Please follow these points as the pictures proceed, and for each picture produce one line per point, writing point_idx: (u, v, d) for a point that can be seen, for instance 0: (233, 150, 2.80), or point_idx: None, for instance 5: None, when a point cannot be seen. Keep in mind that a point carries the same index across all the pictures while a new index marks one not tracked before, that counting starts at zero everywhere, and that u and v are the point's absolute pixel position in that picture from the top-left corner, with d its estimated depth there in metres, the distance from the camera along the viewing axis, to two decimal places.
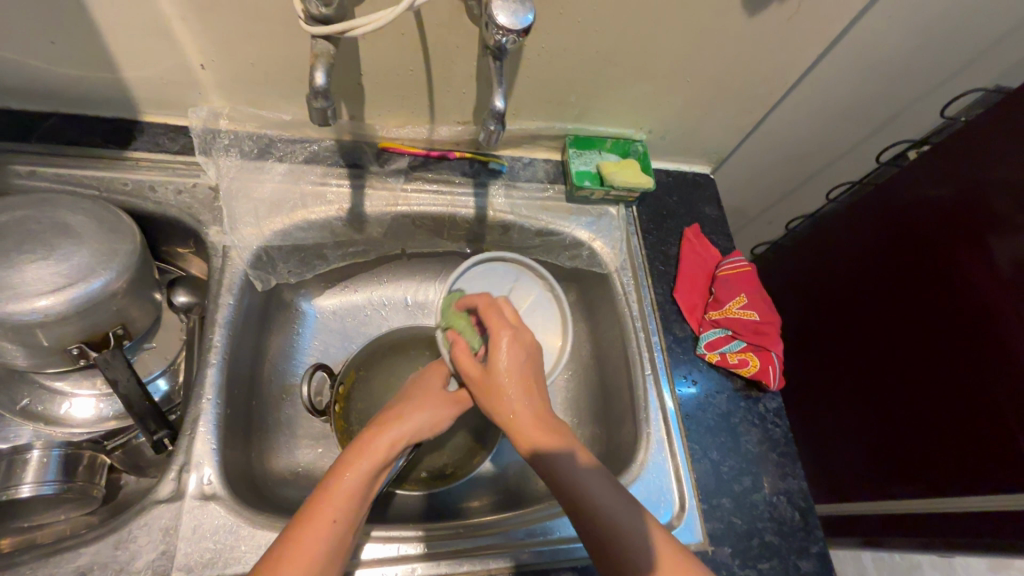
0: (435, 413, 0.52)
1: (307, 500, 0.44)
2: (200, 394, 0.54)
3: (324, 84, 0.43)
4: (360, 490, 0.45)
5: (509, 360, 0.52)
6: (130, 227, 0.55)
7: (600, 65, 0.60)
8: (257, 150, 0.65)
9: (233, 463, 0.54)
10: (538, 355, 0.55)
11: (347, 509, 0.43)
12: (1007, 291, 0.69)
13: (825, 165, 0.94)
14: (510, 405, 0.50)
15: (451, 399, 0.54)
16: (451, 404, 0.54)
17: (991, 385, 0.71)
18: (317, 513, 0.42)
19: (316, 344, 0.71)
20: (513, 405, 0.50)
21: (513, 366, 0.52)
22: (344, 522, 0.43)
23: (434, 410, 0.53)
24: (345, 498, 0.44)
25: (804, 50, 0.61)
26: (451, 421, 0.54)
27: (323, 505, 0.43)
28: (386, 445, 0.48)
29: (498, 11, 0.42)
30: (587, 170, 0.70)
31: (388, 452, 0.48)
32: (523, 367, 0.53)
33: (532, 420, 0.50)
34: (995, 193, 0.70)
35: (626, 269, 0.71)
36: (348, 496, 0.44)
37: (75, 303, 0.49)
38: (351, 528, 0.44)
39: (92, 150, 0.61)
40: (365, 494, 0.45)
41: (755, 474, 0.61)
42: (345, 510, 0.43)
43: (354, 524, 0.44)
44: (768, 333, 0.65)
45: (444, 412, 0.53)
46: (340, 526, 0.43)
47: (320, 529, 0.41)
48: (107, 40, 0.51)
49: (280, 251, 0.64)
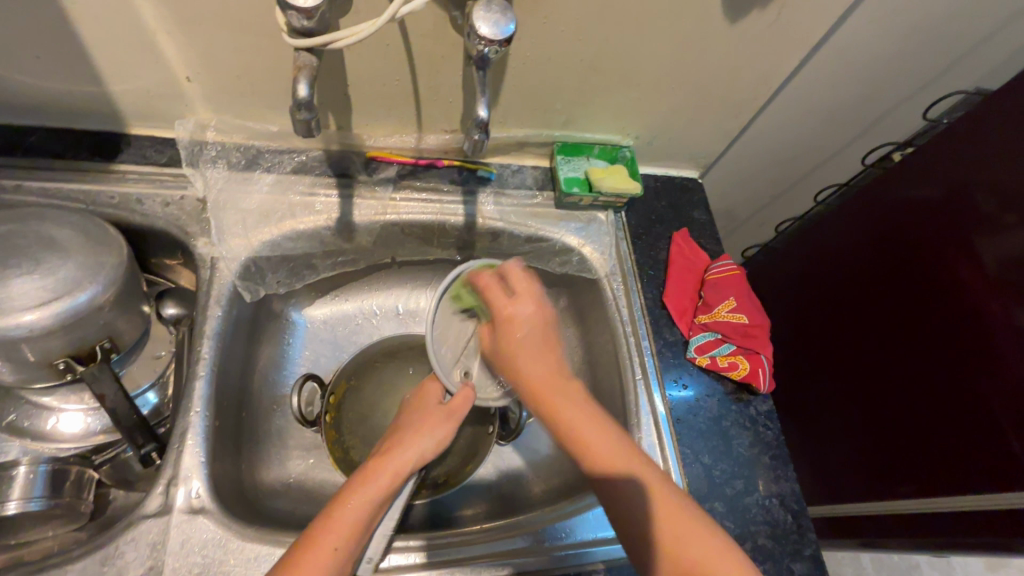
0: (434, 435, 0.52)
1: (306, 530, 0.44)
2: (189, 407, 0.53)
3: (307, 95, 0.43)
4: (359, 521, 0.44)
5: (517, 332, 0.55)
6: (116, 240, 0.55)
7: (585, 72, 0.60)
8: (245, 161, 0.65)
9: (222, 476, 0.54)
10: (546, 323, 0.56)
11: (345, 541, 0.43)
12: (993, 290, 0.69)
13: (813, 167, 0.95)
14: (522, 374, 0.53)
15: (447, 411, 0.54)
16: (450, 421, 0.53)
17: (981, 383, 0.71)
18: (316, 544, 0.42)
19: (306, 354, 0.71)
20: (523, 368, 0.53)
21: (517, 342, 0.54)
22: (342, 553, 0.43)
23: (436, 436, 0.52)
24: (344, 529, 0.44)
25: (787, 56, 0.61)
26: (452, 437, 0.53)
27: (321, 536, 0.43)
28: (386, 475, 0.48)
29: (479, 22, 0.42)
30: (575, 177, 0.71)
31: (389, 481, 0.48)
32: (530, 342, 0.54)
33: (542, 385, 0.52)
34: (979, 193, 0.71)
35: (615, 274, 0.71)
36: (349, 526, 0.44)
37: (61, 317, 0.48)
38: (349, 559, 0.43)
39: (77, 164, 0.60)
40: (364, 527, 0.45)
41: (747, 477, 0.61)
42: (343, 541, 0.43)
43: (352, 552, 0.44)
44: (758, 336, 0.65)
45: (443, 433, 0.52)
46: (338, 556, 0.43)
47: (318, 558, 0.41)
48: (92, 55, 0.52)
49: (268, 262, 0.64)
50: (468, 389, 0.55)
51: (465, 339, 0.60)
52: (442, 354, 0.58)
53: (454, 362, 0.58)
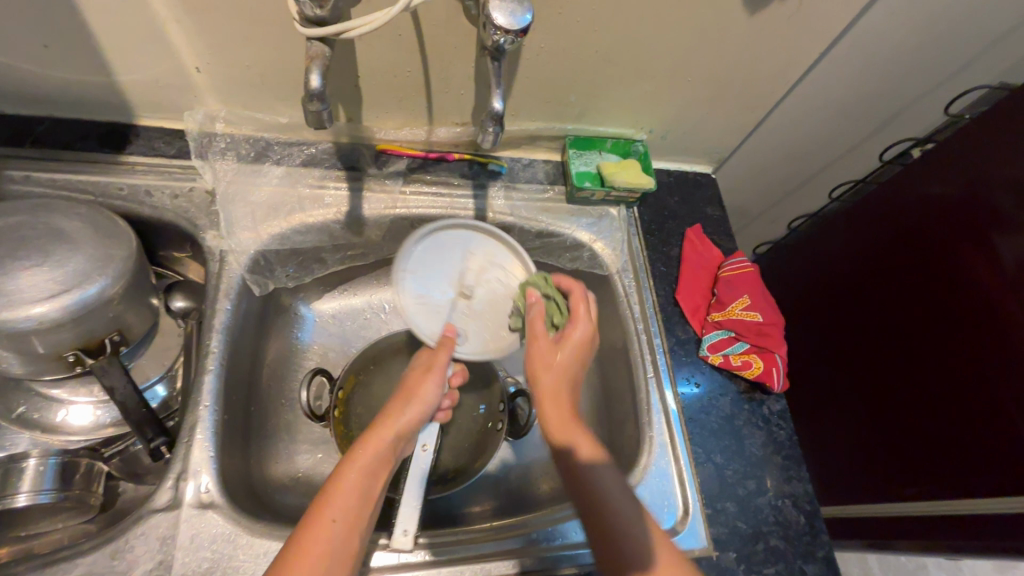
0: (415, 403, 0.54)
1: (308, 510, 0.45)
2: (198, 401, 0.53)
3: (320, 86, 0.42)
4: (355, 488, 0.46)
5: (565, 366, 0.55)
6: (126, 232, 0.54)
7: (600, 64, 0.59)
8: (253, 153, 0.64)
9: (231, 470, 0.53)
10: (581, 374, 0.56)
11: (344, 508, 0.44)
12: (1010, 289, 0.68)
13: (828, 163, 0.93)
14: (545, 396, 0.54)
15: (424, 376, 0.56)
16: (427, 387, 0.55)
17: (997, 385, 0.70)
18: (316, 517, 0.43)
19: (315, 348, 0.70)
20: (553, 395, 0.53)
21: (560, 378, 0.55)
22: (344, 518, 0.44)
23: (417, 401, 0.54)
24: (341, 497, 0.45)
25: (807, 48, 0.60)
26: (432, 399, 0.55)
27: (319, 509, 0.44)
28: (375, 444, 0.49)
29: (496, 12, 0.41)
30: (587, 171, 0.70)
31: (379, 450, 0.49)
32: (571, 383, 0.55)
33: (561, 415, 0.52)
34: (999, 190, 0.70)
35: (627, 270, 0.70)
36: (344, 495, 0.45)
37: (71, 310, 0.48)
38: (355, 525, 0.44)
39: (86, 154, 0.60)
40: (365, 491, 0.46)
41: (759, 477, 0.60)
42: (341, 509, 0.44)
43: (358, 520, 0.45)
44: (772, 335, 0.64)
45: (421, 399, 0.54)
46: (342, 523, 0.43)
47: (320, 528, 0.42)
48: (101, 44, 0.51)
49: (277, 255, 0.63)
50: (447, 339, 0.57)
51: (445, 306, 0.60)
52: (422, 317, 0.59)
53: (439, 322, 0.59)
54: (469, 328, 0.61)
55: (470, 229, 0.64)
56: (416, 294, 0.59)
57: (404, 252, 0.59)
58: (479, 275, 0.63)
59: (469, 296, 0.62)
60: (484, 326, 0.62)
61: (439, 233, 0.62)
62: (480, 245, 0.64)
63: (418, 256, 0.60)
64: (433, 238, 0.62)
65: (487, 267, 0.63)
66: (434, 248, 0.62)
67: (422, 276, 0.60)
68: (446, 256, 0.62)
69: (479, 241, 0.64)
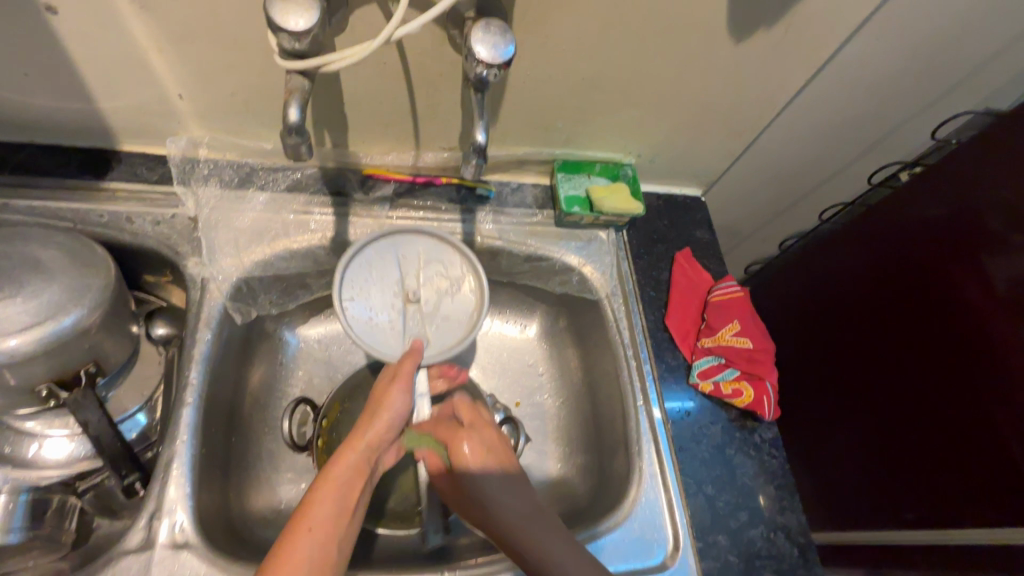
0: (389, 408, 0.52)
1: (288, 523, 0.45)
2: (174, 436, 0.52)
3: (298, 120, 0.41)
4: (331, 499, 0.46)
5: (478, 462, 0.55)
6: (105, 261, 0.53)
7: (587, 91, 0.59)
8: (238, 179, 0.63)
9: (209, 506, 0.52)
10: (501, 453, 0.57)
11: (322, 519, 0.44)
12: (1002, 311, 0.68)
13: (818, 184, 0.93)
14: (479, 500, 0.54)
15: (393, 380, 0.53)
16: (399, 389, 0.53)
17: (992, 407, 0.69)
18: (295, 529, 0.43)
19: (300, 374, 0.69)
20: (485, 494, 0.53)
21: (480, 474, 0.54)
22: (322, 528, 0.44)
23: (391, 406, 0.52)
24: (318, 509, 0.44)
25: (793, 76, 0.60)
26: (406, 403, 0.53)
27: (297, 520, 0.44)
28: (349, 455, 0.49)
29: (478, 45, 0.41)
30: (575, 196, 0.69)
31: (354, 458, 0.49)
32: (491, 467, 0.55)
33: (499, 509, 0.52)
34: (990, 214, 0.70)
35: (616, 295, 0.70)
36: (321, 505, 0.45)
37: (44, 342, 0.47)
38: (334, 533, 0.44)
39: (66, 181, 0.59)
40: (341, 500, 0.46)
41: (751, 509, 0.59)
42: (319, 520, 0.44)
43: (337, 528, 0.45)
44: (762, 361, 0.64)
45: (395, 405, 0.52)
46: (320, 532, 0.43)
47: (300, 538, 0.42)
48: (81, 72, 0.50)
49: (261, 282, 0.63)
50: (415, 348, 0.54)
51: (397, 317, 0.57)
52: (376, 336, 0.55)
53: (395, 335, 0.56)
54: (427, 331, 0.57)
55: (402, 236, 0.60)
56: (362, 314, 0.56)
57: (340, 279, 0.55)
58: (422, 277, 0.60)
59: (417, 300, 0.58)
60: (444, 325, 0.58)
61: (368, 248, 0.58)
62: (414, 248, 0.60)
63: (354, 278, 0.57)
64: (365, 255, 0.58)
65: (428, 266, 0.60)
66: (366, 264, 0.58)
67: (360, 295, 0.56)
68: (383, 267, 0.59)
69: (408, 243, 0.60)
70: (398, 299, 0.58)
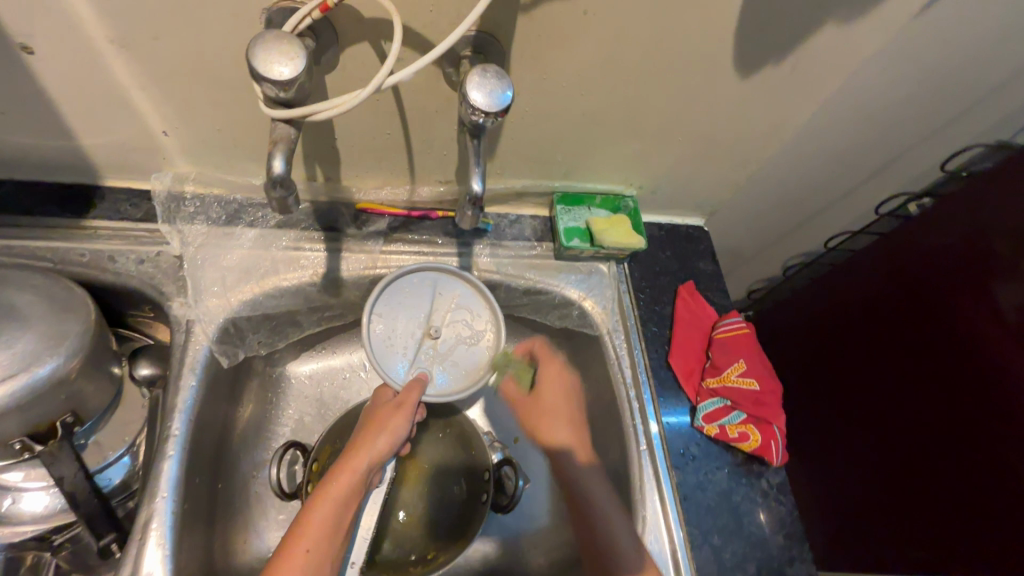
0: (387, 431, 0.51)
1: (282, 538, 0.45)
2: (154, 492, 0.49)
3: (282, 172, 0.40)
4: (326, 523, 0.46)
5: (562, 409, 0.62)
6: (84, 304, 0.51)
7: (587, 126, 0.57)
8: (225, 215, 0.61)
9: (190, 564, 0.50)
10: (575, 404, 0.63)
11: (317, 542, 0.44)
12: (1013, 347, 0.66)
13: (822, 209, 0.91)
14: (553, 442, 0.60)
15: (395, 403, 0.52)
16: (400, 413, 0.51)
17: (1003, 445, 0.67)
18: (288, 550, 0.44)
19: (290, 414, 0.66)
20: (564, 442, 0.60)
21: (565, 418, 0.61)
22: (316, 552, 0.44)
23: (389, 429, 0.51)
24: (312, 532, 0.45)
25: (799, 109, 0.59)
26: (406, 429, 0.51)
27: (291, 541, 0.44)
28: (347, 475, 0.48)
29: (473, 91, 0.39)
30: (575, 228, 0.67)
31: (354, 479, 0.48)
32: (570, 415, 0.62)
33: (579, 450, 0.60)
34: (1001, 248, 0.68)
35: (618, 331, 0.67)
36: (316, 528, 0.45)
37: (18, 395, 0.45)
38: (325, 557, 0.45)
39: (46, 219, 0.57)
40: (334, 523, 0.46)
41: (759, 560, 0.56)
42: (314, 543, 0.44)
43: (328, 553, 0.45)
44: (769, 404, 0.61)
45: (395, 428, 0.51)
46: (314, 556, 0.44)
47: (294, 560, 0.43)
48: (60, 111, 0.48)
49: (249, 321, 0.60)
50: (417, 382, 0.53)
51: (412, 349, 0.56)
52: (388, 360, 0.54)
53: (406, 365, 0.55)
54: (439, 371, 0.56)
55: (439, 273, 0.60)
56: (383, 335, 0.55)
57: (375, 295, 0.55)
58: (448, 317, 0.58)
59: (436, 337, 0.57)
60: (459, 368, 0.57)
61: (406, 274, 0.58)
62: (448, 287, 0.60)
63: (382, 298, 0.57)
64: (401, 279, 0.58)
65: (456, 308, 0.59)
66: (400, 290, 0.58)
67: (386, 319, 0.56)
68: (413, 297, 0.58)
69: (445, 281, 0.60)
70: (419, 331, 0.57)
